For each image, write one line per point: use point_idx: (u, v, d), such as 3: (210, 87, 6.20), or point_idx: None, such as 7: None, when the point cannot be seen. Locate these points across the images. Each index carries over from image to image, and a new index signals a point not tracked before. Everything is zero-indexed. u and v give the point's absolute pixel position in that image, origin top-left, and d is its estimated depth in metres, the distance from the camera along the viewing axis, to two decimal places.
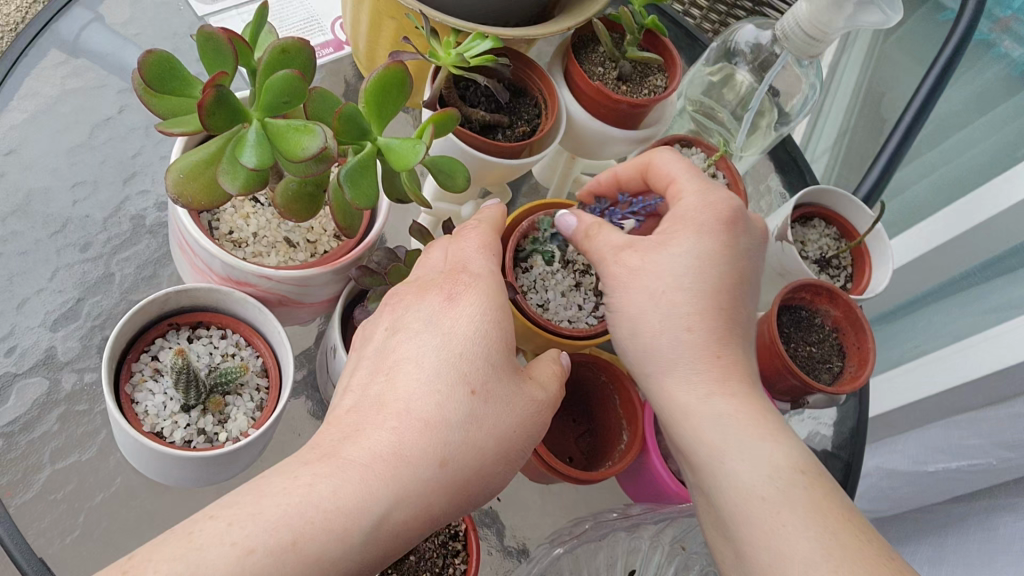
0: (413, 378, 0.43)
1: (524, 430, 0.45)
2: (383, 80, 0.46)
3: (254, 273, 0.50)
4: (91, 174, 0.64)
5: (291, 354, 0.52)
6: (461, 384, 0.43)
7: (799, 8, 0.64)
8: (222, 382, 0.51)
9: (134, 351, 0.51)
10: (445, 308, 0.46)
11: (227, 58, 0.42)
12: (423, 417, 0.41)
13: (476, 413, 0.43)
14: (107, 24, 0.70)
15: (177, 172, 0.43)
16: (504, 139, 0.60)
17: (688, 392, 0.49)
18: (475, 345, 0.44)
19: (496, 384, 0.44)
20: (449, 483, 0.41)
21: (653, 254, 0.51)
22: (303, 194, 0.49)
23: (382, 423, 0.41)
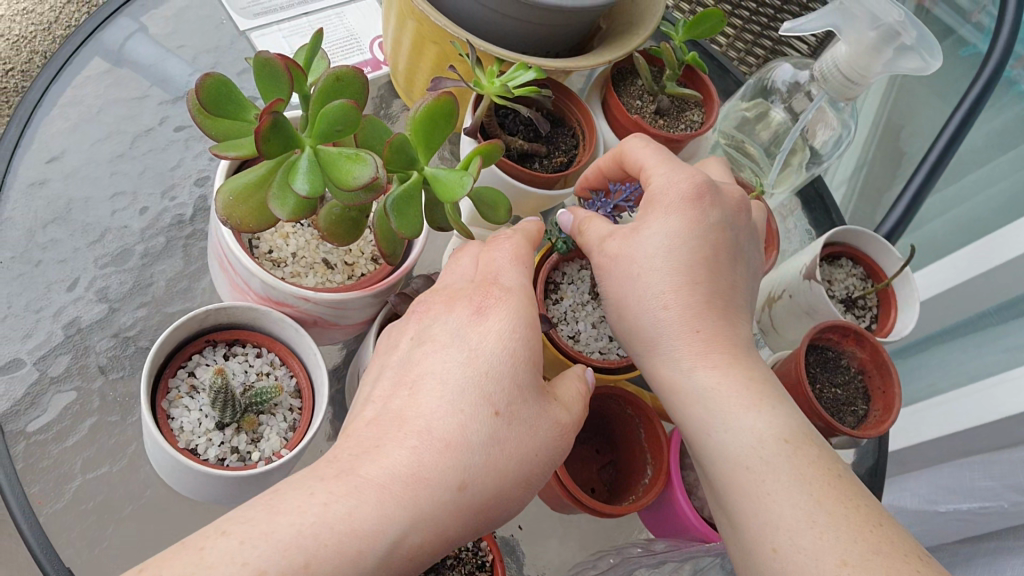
0: (433, 396, 0.42)
1: (546, 453, 0.45)
2: (433, 110, 0.46)
3: (294, 294, 0.51)
4: (130, 185, 0.64)
5: (326, 378, 0.52)
6: (484, 403, 0.43)
7: (838, 50, 0.65)
8: (257, 402, 0.51)
9: (171, 367, 0.52)
10: (470, 322, 0.46)
11: (283, 84, 0.43)
12: (444, 438, 0.41)
13: (498, 435, 0.42)
14: (151, 35, 0.71)
15: (227, 194, 0.44)
16: (542, 169, 0.61)
17: (674, 367, 0.50)
18: (501, 364, 0.44)
19: (521, 406, 0.44)
20: (471, 504, 0.41)
21: (638, 235, 0.52)
22: (346, 218, 0.49)
23: (406, 436, 0.41)
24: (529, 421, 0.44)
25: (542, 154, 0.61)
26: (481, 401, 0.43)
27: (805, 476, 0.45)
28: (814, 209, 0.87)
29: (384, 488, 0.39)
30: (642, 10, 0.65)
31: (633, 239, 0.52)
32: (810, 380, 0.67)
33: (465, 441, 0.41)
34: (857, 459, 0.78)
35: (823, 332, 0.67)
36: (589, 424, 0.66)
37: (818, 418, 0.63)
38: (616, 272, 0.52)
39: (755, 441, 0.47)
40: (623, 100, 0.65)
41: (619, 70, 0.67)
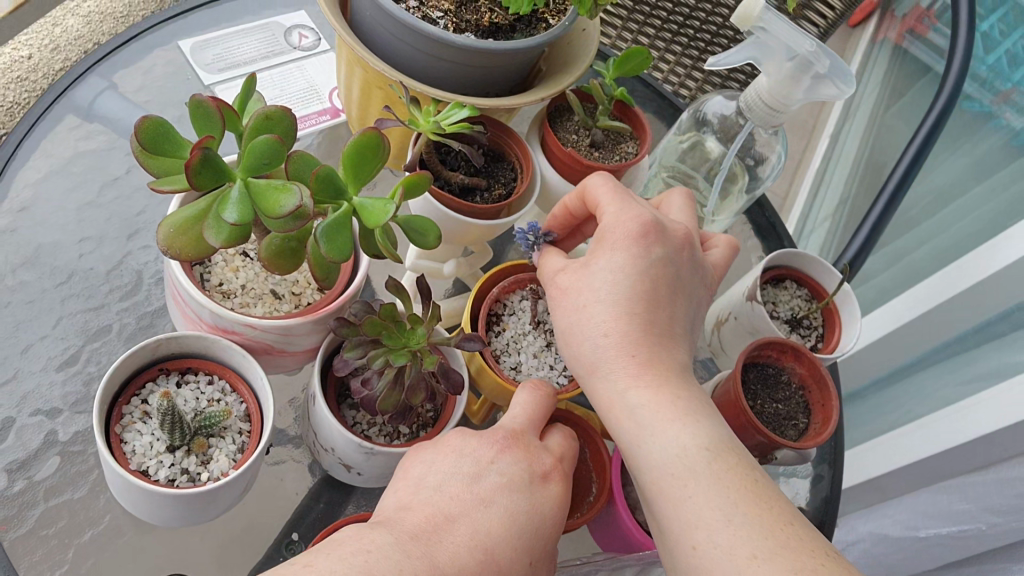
0: (497, 521, 0.47)
1: None
2: (359, 146, 0.50)
3: (240, 322, 0.54)
4: (97, 231, 0.68)
5: (271, 398, 0.55)
6: (525, 554, 0.47)
7: (760, 82, 0.69)
8: (206, 425, 0.54)
9: (125, 394, 0.55)
10: (538, 481, 0.51)
11: (215, 123, 0.47)
12: (499, 559, 0.45)
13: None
14: (121, 92, 0.75)
15: (168, 227, 0.47)
16: (482, 201, 0.64)
17: (609, 388, 0.50)
18: (550, 525, 0.49)
19: (543, 562, 0.49)
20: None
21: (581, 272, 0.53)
22: (285, 250, 0.52)
23: (462, 540, 0.45)
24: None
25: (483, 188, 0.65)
26: (528, 546, 0.47)
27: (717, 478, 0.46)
28: (768, 238, 0.90)
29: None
30: (575, 50, 0.69)
31: (576, 280, 0.54)
32: (750, 398, 0.69)
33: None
34: (814, 484, 0.79)
35: (761, 349, 0.70)
36: None
37: (757, 433, 0.64)
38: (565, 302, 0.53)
39: (676, 452, 0.47)
40: (562, 134, 0.69)
41: (559, 106, 0.71)
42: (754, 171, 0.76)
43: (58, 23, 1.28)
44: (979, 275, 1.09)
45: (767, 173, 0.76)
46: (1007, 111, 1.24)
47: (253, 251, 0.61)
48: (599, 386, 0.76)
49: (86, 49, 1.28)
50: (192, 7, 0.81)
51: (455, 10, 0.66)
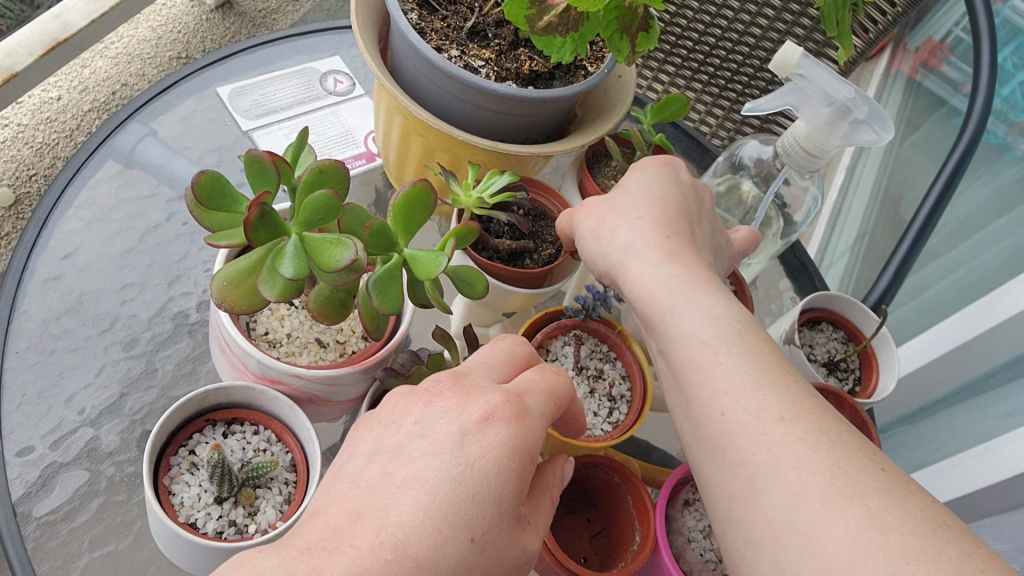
0: (415, 504, 0.40)
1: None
2: (408, 198, 0.50)
3: (287, 372, 0.54)
4: (139, 277, 0.68)
5: (318, 451, 0.55)
6: (461, 530, 0.40)
7: (797, 127, 0.69)
8: (253, 477, 0.54)
9: (173, 445, 0.55)
10: (475, 426, 0.43)
11: (271, 177, 0.47)
12: (415, 557, 0.38)
13: (468, 564, 0.40)
14: (161, 138, 0.76)
15: (221, 280, 0.47)
16: (532, 264, 0.64)
17: (646, 263, 0.52)
18: (495, 488, 0.42)
19: (495, 534, 0.42)
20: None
21: (626, 208, 0.56)
22: (335, 301, 0.52)
23: (365, 540, 0.38)
24: (503, 544, 0.42)
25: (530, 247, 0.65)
26: (462, 525, 0.40)
27: (829, 443, 0.42)
28: (798, 277, 0.90)
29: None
30: (613, 96, 0.70)
31: (619, 215, 0.56)
32: None
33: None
34: None
35: None
36: (579, 495, 0.68)
37: None
38: (620, 234, 0.55)
39: (776, 415, 0.43)
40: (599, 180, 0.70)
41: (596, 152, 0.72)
42: (789, 215, 0.76)
43: (87, 65, 1.30)
44: (1006, 307, 1.09)
45: (804, 217, 0.76)
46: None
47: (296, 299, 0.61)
48: (637, 430, 0.75)
49: (114, 90, 1.29)
50: (229, 54, 0.82)
51: (496, 59, 0.66)
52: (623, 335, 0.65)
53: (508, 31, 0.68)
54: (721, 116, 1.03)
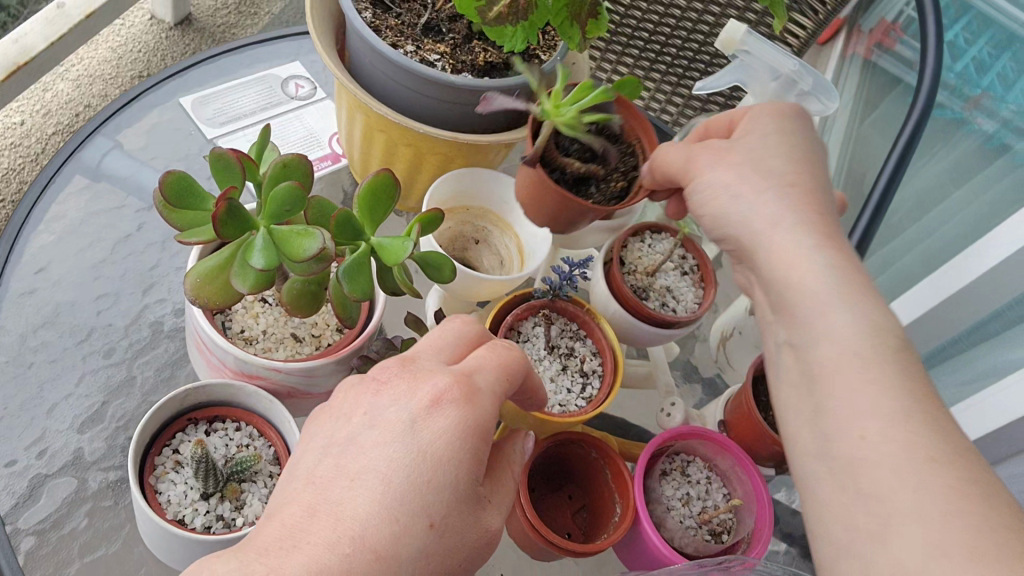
0: (370, 497, 0.41)
1: (465, 557, 0.44)
2: (374, 188, 0.52)
3: (264, 366, 0.55)
4: (114, 287, 0.69)
5: (300, 443, 0.56)
6: (419, 516, 0.41)
7: (748, 103, 0.71)
8: (238, 471, 0.55)
9: (156, 446, 0.56)
10: (424, 412, 0.44)
11: (236, 173, 0.48)
12: (375, 549, 0.39)
13: (428, 548, 0.41)
14: (127, 151, 0.77)
15: (194, 276, 0.49)
16: (598, 192, 0.65)
17: (791, 238, 0.52)
18: (450, 469, 0.43)
19: (453, 517, 0.43)
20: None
21: (768, 169, 0.55)
22: (306, 292, 0.54)
23: (323, 537, 0.39)
24: (462, 524, 0.44)
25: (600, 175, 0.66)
26: (418, 513, 0.41)
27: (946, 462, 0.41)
28: None
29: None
30: (567, 82, 0.72)
31: (765, 178, 0.55)
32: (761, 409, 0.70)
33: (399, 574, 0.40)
34: None
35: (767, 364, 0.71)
36: (559, 473, 0.70)
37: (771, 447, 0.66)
38: (763, 202, 0.54)
39: (923, 455, 0.41)
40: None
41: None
42: None
43: (49, 89, 1.30)
44: None
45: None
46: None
47: (271, 296, 0.62)
48: (613, 409, 0.77)
49: (78, 113, 1.30)
50: (188, 65, 0.83)
51: (451, 52, 0.68)
52: (592, 314, 0.66)
53: (461, 25, 0.69)
54: None
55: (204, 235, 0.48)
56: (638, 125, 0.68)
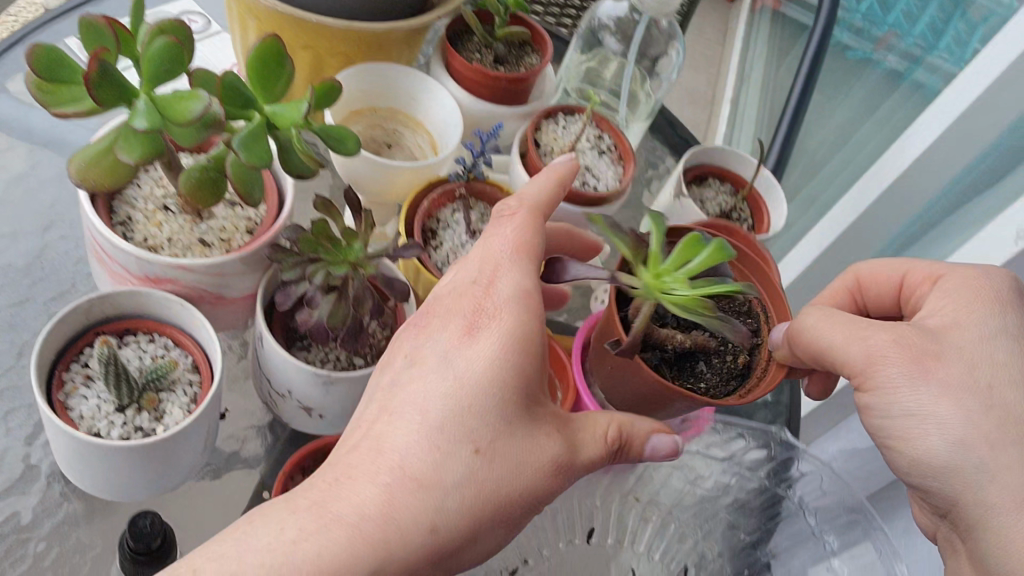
0: (413, 425, 0.45)
1: (532, 487, 0.46)
2: (263, 51, 0.49)
3: (170, 264, 0.52)
4: (10, 227, 0.66)
5: (217, 342, 0.53)
6: (462, 443, 0.44)
7: None
8: (153, 378, 0.52)
9: (63, 362, 0.52)
10: (458, 343, 0.47)
11: (108, 41, 0.45)
12: (415, 477, 0.43)
13: (476, 473, 0.44)
14: (12, 93, 0.73)
15: (78, 159, 0.46)
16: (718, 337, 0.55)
17: (940, 310, 0.58)
18: (490, 396, 0.45)
19: (502, 442, 0.45)
20: (447, 542, 0.43)
21: (976, 312, 0.57)
22: (206, 180, 0.51)
23: (371, 473, 0.43)
24: (520, 449, 0.46)
25: (709, 351, 0.62)
26: (459, 441, 0.44)
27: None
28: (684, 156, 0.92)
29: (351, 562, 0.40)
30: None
31: (946, 298, 0.58)
32: None
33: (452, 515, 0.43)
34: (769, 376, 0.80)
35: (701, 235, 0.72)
36: None
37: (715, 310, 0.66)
38: (989, 330, 0.56)
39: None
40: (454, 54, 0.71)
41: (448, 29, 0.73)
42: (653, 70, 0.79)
43: None
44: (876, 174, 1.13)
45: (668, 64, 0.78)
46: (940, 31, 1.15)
47: (174, 207, 0.59)
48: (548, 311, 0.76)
49: None
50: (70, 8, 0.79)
51: None
52: (511, 195, 0.65)
53: None
54: None
55: (81, 105, 0.46)
56: (772, 298, 0.63)
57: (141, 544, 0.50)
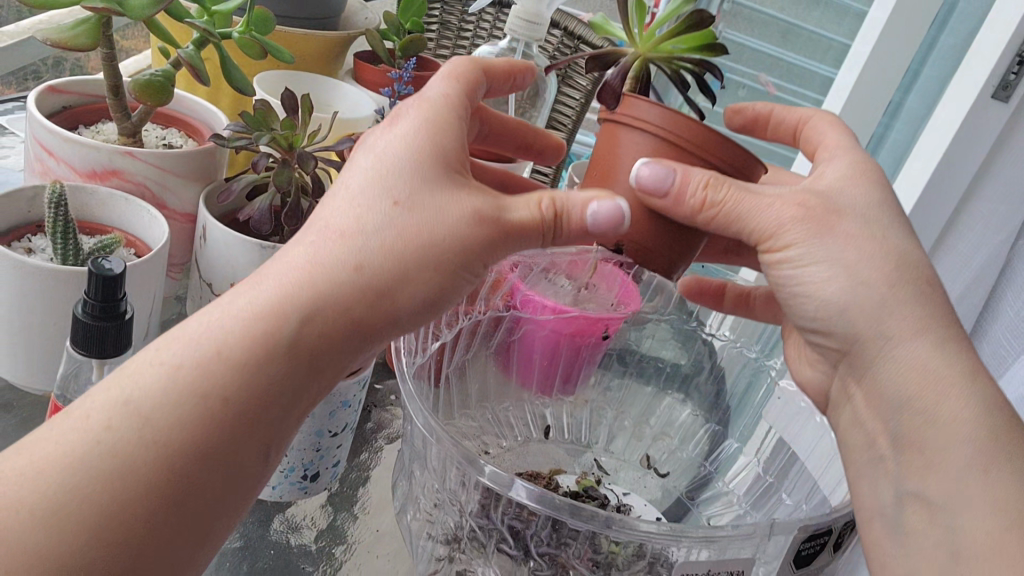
0: (342, 198, 0.49)
1: (460, 238, 0.49)
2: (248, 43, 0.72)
3: (120, 149, 0.66)
4: None
5: (165, 226, 0.65)
6: (383, 198, 0.48)
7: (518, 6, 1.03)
8: (97, 246, 0.62)
9: (8, 238, 0.62)
10: (386, 127, 0.52)
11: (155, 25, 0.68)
12: (338, 229, 0.48)
13: (397, 220, 0.48)
14: None
15: (140, 81, 0.68)
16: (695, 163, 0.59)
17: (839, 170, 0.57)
18: (456, 221, 0.49)
19: (422, 197, 0.49)
20: (378, 281, 0.47)
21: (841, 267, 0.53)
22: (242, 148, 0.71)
23: (314, 239, 0.48)
24: (439, 204, 0.49)
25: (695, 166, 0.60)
26: (379, 199, 0.48)
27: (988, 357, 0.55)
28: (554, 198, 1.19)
29: (118, 510, 0.41)
30: (354, 23, 0.99)
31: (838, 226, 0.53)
32: None
33: (315, 333, 0.46)
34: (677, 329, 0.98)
35: None
36: None
37: None
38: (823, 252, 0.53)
39: None
40: (393, 67, 0.96)
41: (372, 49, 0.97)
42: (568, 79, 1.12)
43: None
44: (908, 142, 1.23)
45: (549, 92, 1.13)
46: (891, 129, 1.49)
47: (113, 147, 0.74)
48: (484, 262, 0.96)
49: None
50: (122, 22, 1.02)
51: None
52: None
53: None
54: (453, 48, 1.27)
55: (88, 41, 0.65)
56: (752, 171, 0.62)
57: (102, 292, 0.49)
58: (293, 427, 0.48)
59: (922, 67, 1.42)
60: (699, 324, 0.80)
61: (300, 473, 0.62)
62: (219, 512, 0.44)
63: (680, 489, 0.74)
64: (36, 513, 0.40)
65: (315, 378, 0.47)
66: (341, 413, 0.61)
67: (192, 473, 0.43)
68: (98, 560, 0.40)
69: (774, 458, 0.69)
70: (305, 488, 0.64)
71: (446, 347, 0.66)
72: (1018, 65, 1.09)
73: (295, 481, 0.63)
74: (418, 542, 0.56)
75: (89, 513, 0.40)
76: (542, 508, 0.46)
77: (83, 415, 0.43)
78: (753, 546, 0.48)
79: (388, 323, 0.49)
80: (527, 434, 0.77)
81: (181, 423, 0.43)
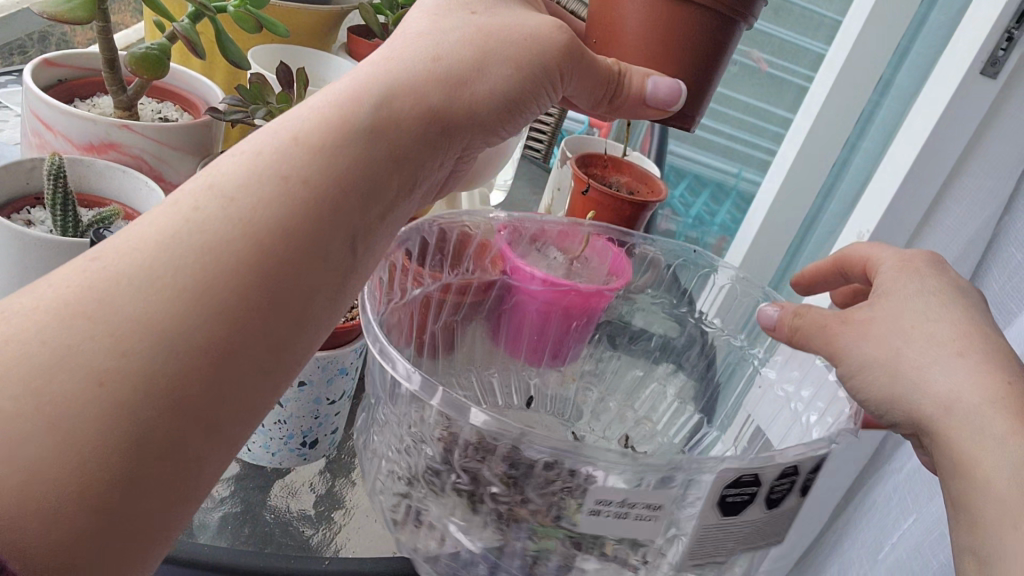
0: (415, 22, 0.55)
1: (529, 48, 0.55)
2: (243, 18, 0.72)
3: (117, 122, 0.67)
4: None
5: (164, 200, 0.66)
6: (461, 11, 0.55)
7: None
8: (96, 218, 0.63)
9: (8, 211, 0.62)
10: None
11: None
12: (417, 33, 0.53)
13: (478, 23, 0.54)
14: None
15: (135, 55, 0.68)
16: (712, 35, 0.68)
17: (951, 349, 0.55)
18: (534, 36, 0.55)
19: (496, 12, 0.56)
20: (456, 72, 0.51)
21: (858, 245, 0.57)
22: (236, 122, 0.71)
23: (391, 48, 0.52)
24: (506, 24, 0.55)
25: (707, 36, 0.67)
26: (458, 13, 0.55)
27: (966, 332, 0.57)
28: None
29: (218, 280, 0.40)
30: None
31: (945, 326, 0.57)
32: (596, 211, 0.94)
33: (397, 125, 0.48)
34: None
35: (590, 160, 1.03)
36: None
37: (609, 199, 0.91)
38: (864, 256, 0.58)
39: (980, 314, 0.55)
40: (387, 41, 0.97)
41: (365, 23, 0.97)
42: None
43: None
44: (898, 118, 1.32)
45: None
46: (879, 106, 1.51)
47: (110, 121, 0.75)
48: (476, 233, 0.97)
49: None
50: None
51: None
52: None
53: None
54: None
55: (84, 15, 0.65)
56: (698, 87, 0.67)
57: None
58: (381, 229, 0.49)
59: (911, 46, 1.44)
60: (689, 306, 0.80)
61: (299, 440, 0.64)
62: (312, 299, 0.44)
63: (656, 461, 0.71)
64: (112, 292, 0.39)
65: (404, 173, 0.49)
66: (338, 380, 0.63)
67: (277, 255, 0.42)
68: (204, 329, 0.39)
69: (752, 430, 0.67)
70: (304, 455, 0.66)
71: (424, 306, 0.68)
72: (1006, 41, 1.10)
73: (294, 447, 0.65)
74: (382, 519, 0.54)
75: (187, 281, 0.39)
76: (504, 464, 0.45)
77: (171, 204, 0.43)
78: (711, 503, 0.47)
79: (468, 121, 0.53)
80: (509, 402, 0.77)
81: (268, 202, 0.43)
